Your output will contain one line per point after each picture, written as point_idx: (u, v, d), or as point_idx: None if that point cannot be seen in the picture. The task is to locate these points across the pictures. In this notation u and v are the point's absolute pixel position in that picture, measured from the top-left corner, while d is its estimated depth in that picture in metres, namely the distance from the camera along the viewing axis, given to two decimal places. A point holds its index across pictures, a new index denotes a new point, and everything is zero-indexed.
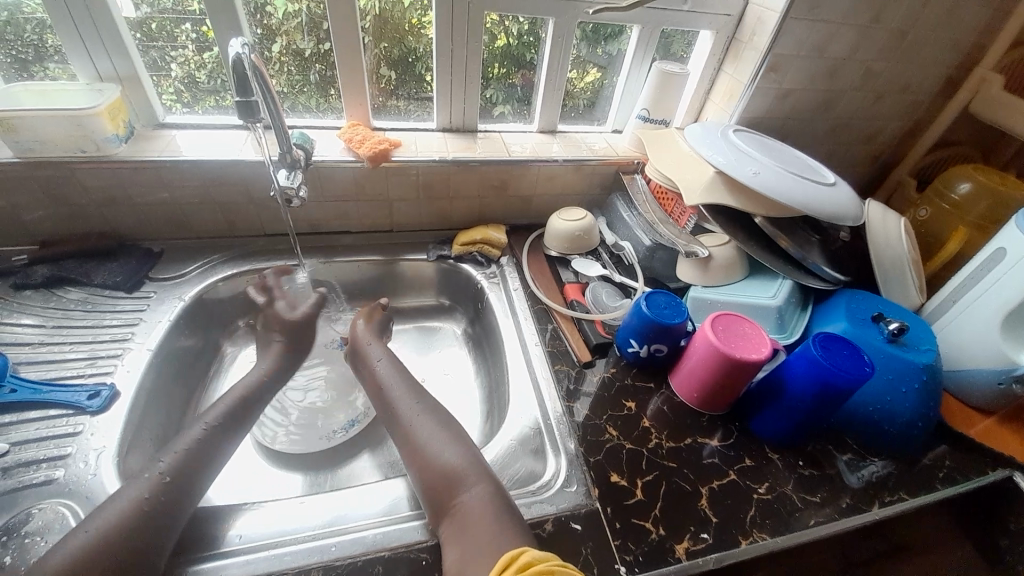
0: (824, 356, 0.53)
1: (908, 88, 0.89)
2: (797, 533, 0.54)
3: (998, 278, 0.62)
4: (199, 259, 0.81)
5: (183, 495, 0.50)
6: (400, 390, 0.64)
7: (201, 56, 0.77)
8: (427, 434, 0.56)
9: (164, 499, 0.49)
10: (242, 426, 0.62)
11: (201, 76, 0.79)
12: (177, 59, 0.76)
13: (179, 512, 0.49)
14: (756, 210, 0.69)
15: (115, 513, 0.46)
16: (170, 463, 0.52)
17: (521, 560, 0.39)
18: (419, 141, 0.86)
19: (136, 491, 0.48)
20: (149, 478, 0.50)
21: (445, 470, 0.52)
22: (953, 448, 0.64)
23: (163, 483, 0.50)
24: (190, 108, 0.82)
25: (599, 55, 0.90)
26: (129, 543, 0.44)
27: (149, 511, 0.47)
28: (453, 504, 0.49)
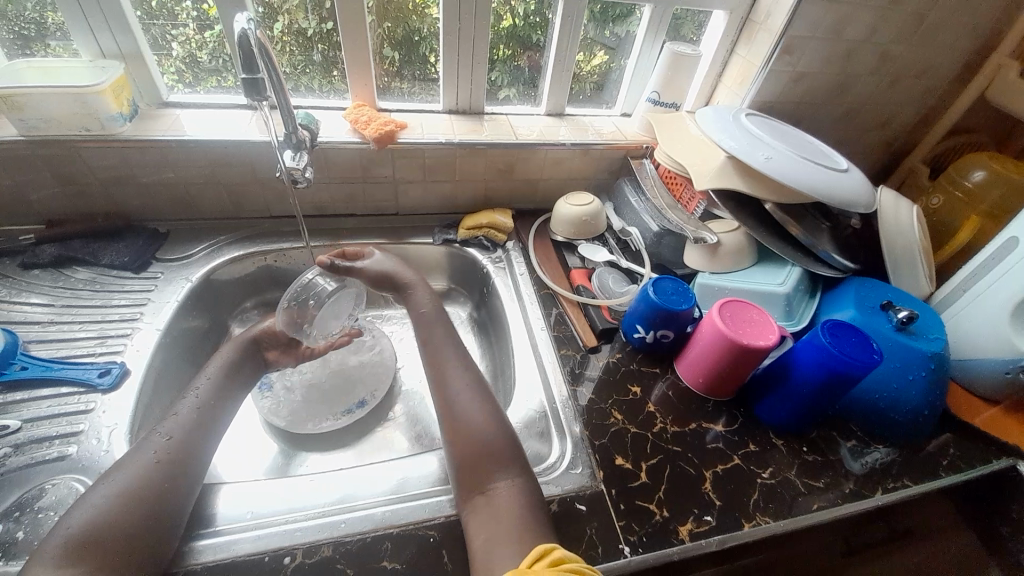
0: (832, 343, 0.53)
1: (925, 73, 0.87)
2: (799, 517, 0.54)
3: (1011, 268, 0.61)
4: (205, 240, 0.81)
5: (192, 458, 0.52)
6: (455, 361, 0.64)
7: (203, 35, 0.75)
8: (473, 412, 0.56)
9: (173, 460, 0.51)
10: (229, 404, 0.63)
11: (202, 55, 0.77)
12: (178, 37, 0.75)
13: (193, 474, 0.51)
14: (768, 196, 0.68)
15: (128, 474, 0.48)
16: (171, 428, 0.54)
17: (553, 554, 0.39)
18: (424, 123, 0.85)
19: (145, 460, 0.49)
20: (154, 447, 0.51)
21: (483, 448, 0.52)
22: (956, 435, 0.64)
23: (167, 446, 0.52)
24: (193, 88, 0.81)
25: (607, 37, 0.88)
26: (149, 502, 0.46)
27: (163, 470, 0.49)
28: (488, 484, 0.49)
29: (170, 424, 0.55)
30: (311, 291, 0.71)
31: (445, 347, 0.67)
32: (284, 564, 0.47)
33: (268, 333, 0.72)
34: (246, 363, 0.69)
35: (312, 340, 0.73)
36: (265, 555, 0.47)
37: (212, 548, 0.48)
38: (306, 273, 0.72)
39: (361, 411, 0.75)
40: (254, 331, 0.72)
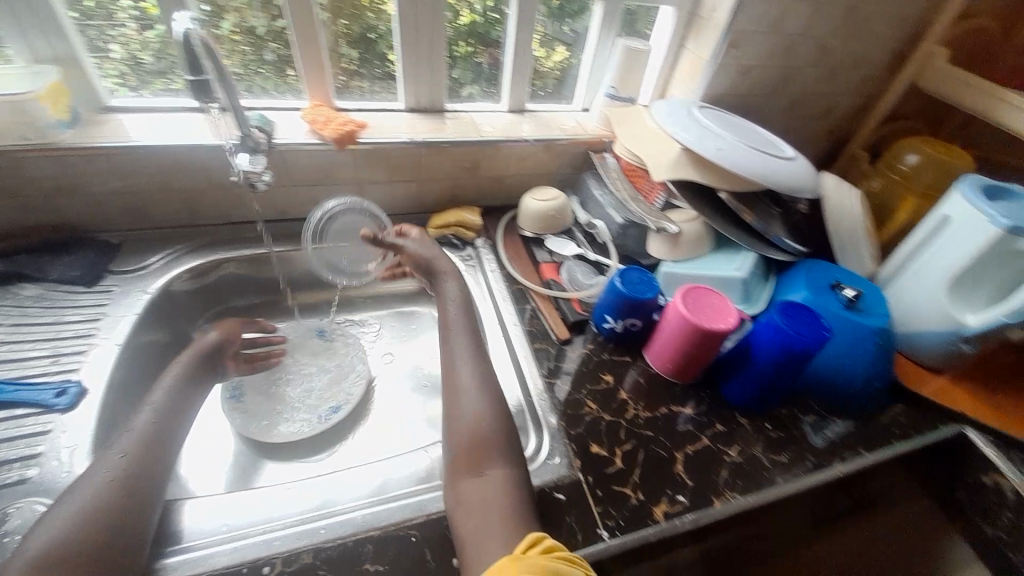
0: (787, 324, 0.56)
1: (861, 64, 0.92)
2: (764, 490, 0.57)
3: (943, 244, 0.66)
4: (161, 250, 0.77)
5: (151, 473, 0.50)
6: (466, 345, 0.64)
7: (145, 36, 0.72)
8: (474, 399, 0.57)
9: (133, 477, 0.49)
10: (186, 413, 0.61)
11: (145, 56, 0.73)
12: (118, 38, 0.71)
13: (152, 489, 0.49)
14: (722, 185, 0.71)
15: (83, 496, 0.45)
16: (126, 445, 0.52)
17: (544, 543, 0.39)
18: (386, 122, 0.84)
19: (99, 478, 0.47)
20: (109, 465, 0.49)
21: (478, 436, 0.53)
22: (902, 403, 0.69)
23: (125, 464, 0.49)
24: (137, 91, 0.76)
25: (566, 33, 0.90)
26: (107, 522, 0.44)
27: (124, 488, 0.47)
28: (480, 469, 0.50)
29: (122, 440, 0.52)
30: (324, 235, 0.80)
31: (458, 337, 0.65)
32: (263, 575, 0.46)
33: (224, 340, 0.71)
34: (203, 374, 0.67)
35: (342, 275, 0.84)
36: (242, 566, 0.46)
37: (185, 564, 0.46)
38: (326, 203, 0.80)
39: (337, 416, 0.74)
40: (214, 337, 0.71)
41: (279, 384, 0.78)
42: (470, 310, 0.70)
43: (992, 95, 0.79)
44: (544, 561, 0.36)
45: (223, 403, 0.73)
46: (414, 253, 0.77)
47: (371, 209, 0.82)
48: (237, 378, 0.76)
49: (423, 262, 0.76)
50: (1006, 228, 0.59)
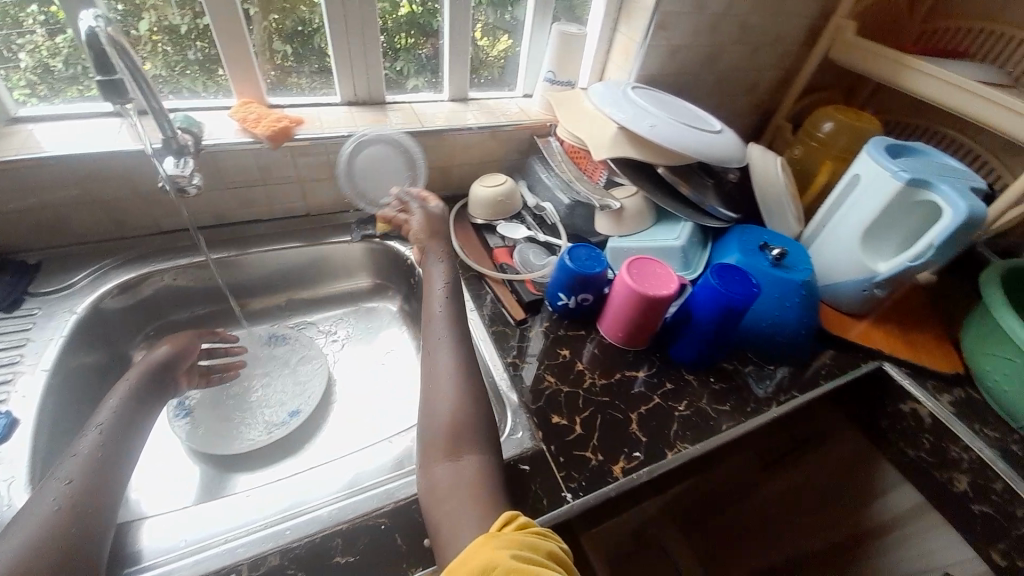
0: (721, 284, 0.60)
1: (778, 39, 0.99)
2: (712, 437, 0.62)
3: (855, 201, 0.72)
4: (87, 266, 0.72)
5: (100, 497, 0.48)
6: (443, 330, 0.60)
7: (54, 41, 0.67)
8: (451, 387, 0.54)
9: (83, 504, 0.47)
10: (138, 432, 0.58)
11: (56, 63, 0.68)
12: (25, 47, 0.66)
13: (103, 512, 0.47)
14: (658, 160, 0.74)
15: (28, 526, 0.43)
16: (71, 471, 0.49)
17: (519, 520, 0.40)
18: (324, 117, 0.82)
19: (44, 507, 0.45)
20: (54, 492, 0.46)
21: (453, 425, 0.51)
22: (829, 348, 0.76)
23: (72, 490, 0.47)
24: (50, 101, 0.71)
25: (507, 21, 0.92)
26: (57, 549, 0.42)
27: (74, 515, 0.45)
28: (457, 453, 0.49)
29: (68, 466, 0.49)
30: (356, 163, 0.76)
31: (443, 326, 0.61)
32: None
33: (176, 353, 0.69)
34: (151, 394, 0.64)
35: (369, 206, 0.79)
36: None
37: None
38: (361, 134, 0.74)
39: (298, 419, 0.74)
40: (162, 355, 0.67)
41: (234, 394, 0.76)
42: (457, 290, 0.66)
43: (896, 61, 0.87)
44: (521, 536, 0.38)
45: (171, 420, 0.70)
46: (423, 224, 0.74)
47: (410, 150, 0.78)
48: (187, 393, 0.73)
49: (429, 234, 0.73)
50: (907, 181, 0.65)
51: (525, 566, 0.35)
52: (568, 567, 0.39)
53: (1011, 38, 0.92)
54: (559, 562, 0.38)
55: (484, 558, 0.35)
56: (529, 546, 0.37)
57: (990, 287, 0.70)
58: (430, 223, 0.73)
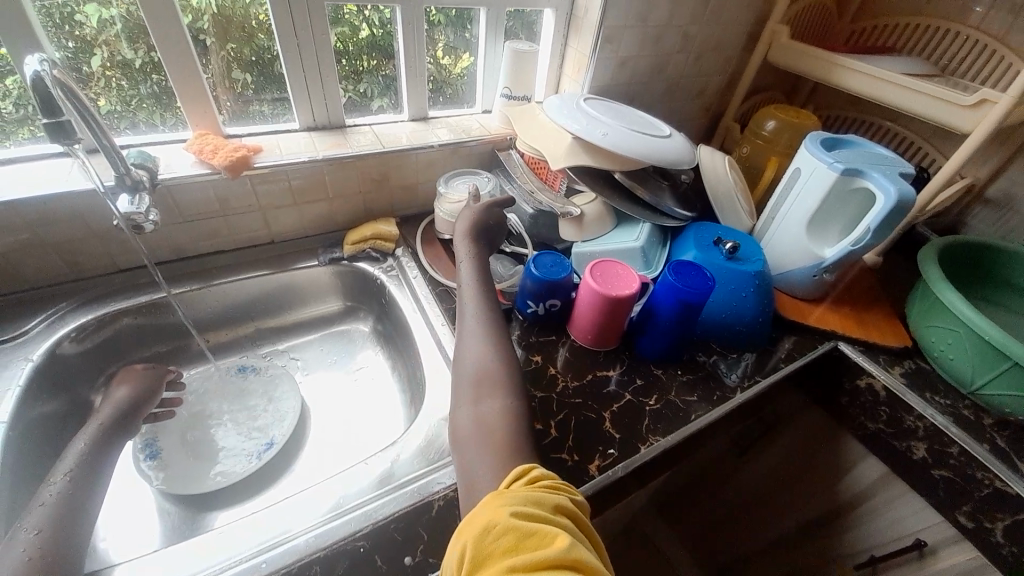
0: (677, 280, 0.63)
1: (720, 46, 1.04)
2: (682, 428, 0.64)
3: (799, 193, 0.77)
4: (40, 312, 0.70)
5: (70, 548, 0.48)
6: (477, 307, 0.64)
7: (3, 83, 0.66)
8: (478, 354, 0.58)
9: (50, 556, 0.46)
10: (105, 478, 0.57)
11: (5, 105, 0.67)
12: None
13: (71, 561, 0.47)
14: (612, 167, 0.77)
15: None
16: (38, 522, 0.48)
17: (532, 474, 0.41)
18: (283, 144, 0.82)
19: (11, 560, 0.44)
20: (19, 545, 0.45)
21: (478, 370, 0.56)
22: (788, 334, 0.80)
23: (39, 542, 0.46)
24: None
25: (466, 40, 0.94)
26: None
27: (41, 568, 0.44)
28: (478, 399, 0.53)
29: (33, 517, 0.49)
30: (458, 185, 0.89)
31: (482, 301, 0.64)
32: None
33: (140, 394, 0.67)
34: (118, 434, 0.63)
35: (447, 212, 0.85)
36: None
37: None
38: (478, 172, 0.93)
39: (271, 451, 0.72)
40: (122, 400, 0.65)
41: (205, 430, 0.75)
42: (485, 273, 0.69)
43: (827, 60, 0.93)
44: (526, 492, 0.38)
45: (136, 461, 0.68)
46: (479, 212, 0.75)
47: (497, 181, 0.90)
48: (149, 433, 0.72)
49: (480, 220, 0.74)
50: (842, 172, 0.69)
51: (520, 525, 0.34)
52: (579, 518, 0.38)
53: (935, 29, 0.99)
54: (569, 513, 0.38)
55: (485, 517, 0.36)
56: (531, 500, 0.37)
57: (928, 264, 0.76)
58: (481, 217, 0.74)
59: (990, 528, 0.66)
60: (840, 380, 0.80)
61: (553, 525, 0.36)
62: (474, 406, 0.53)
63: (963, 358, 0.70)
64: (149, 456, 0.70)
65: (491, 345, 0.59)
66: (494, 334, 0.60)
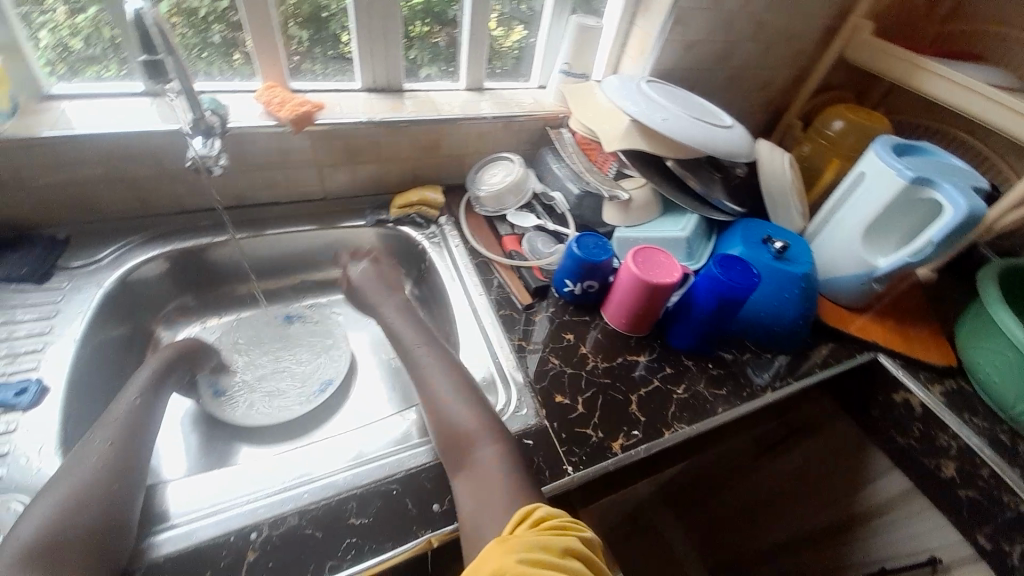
0: (723, 273, 0.62)
1: (794, 37, 0.99)
2: (707, 420, 0.65)
3: (860, 197, 0.74)
4: (113, 243, 0.76)
5: (133, 460, 0.52)
6: (437, 366, 0.62)
7: (75, 20, 0.69)
8: (458, 401, 0.58)
9: (117, 464, 0.50)
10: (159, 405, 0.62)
11: (76, 43, 0.71)
12: (46, 25, 0.68)
13: (137, 471, 0.52)
14: (666, 154, 0.76)
15: (72, 483, 0.47)
16: (109, 434, 0.54)
17: (534, 515, 0.43)
18: (343, 103, 0.84)
19: (86, 464, 0.49)
20: (94, 451, 0.51)
21: (460, 427, 0.55)
22: (829, 342, 0.78)
23: (110, 451, 0.51)
24: (68, 80, 0.74)
25: (522, 11, 0.93)
26: (94, 507, 0.46)
27: (109, 474, 0.49)
28: (468, 455, 0.53)
29: (103, 430, 0.54)
30: (487, 181, 0.91)
31: (441, 359, 0.64)
32: (253, 538, 0.50)
33: (200, 347, 0.73)
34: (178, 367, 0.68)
35: (490, 208, 0.89)
36: (230, 535, 0.50)
37: (174, 538, 0.49)
38: (500, 157, 0.93)
39: (332, 387, 0.80)
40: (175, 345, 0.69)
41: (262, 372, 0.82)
42: (416, 321, 0.73)
43: (908, 61, 0.88)
44: (532, 534, 0.40)
45: (203, 399, 0.75)
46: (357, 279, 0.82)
47: (523, 172, 0.88)
48: (213, 373, 0.78)
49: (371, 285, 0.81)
50: (910, 180, 0.66)
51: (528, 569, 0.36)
52: (589, 557, 0.40)
53: None
54: (577, 552, 0.39)
55: (492, 560, 0.37)
56: (541, 544, 0.38)
57: (987, 283, 0.72)
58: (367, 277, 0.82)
59: (1007, 552, 0.65)
60: (872, 392, 0.79)
61: (560, 567, 0.37)
62: (460, 445, 0.54)
63: (1009, 382, 0.68)
64: (217, 393, 0.77)
65: (470, 397, 0.58)
66: (469, 386, 0.60)
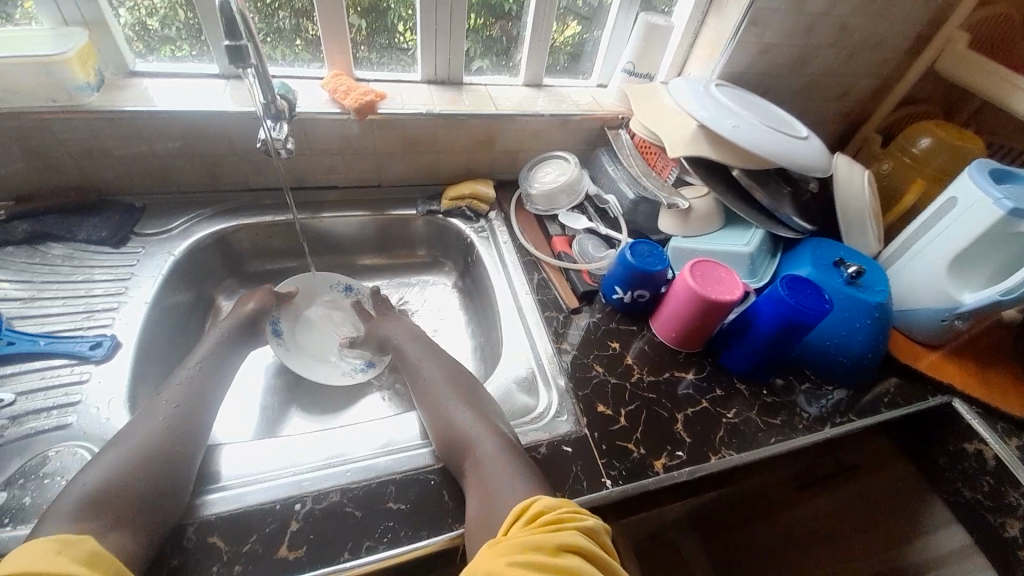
0: (790, 295, 0.59)
1: (882, 44, 0.92)
2: (758, 449, 0.61)
3: (948, 224, 0.67)
4: (182, 215, 0.80)
5: (193, 422, 0.54)
6: (434, 376, 0.63)
7: (152, 1, 0.72)
8: (456, 406, 0.57)
9: (181, 426, 0.52)
10: (224, 369, 0.64)
11: (153, 23, 0.75)
12: (126, 3, 0.72)
13: (199, 437, 0.53)
14: (735, 163, 0.72)
15: (136, 439, 0.49)
16: (175, 395, 0.56)
17: (530, 511, 0.41)
18: (404, 94, 0.85)
19: (152, 422, 0.52)
20: (161, 412, 0.53)
21: (457, 434, 0.54)
22: (898, 378, 0.73)
23: (175, 412, 0.54)
24: (145, 57, 0.78)
25: (579, 7, 0.89)
26: (156, 466, 0.48)
27: (172, 434, 0.51)
28: (468, 458, 0.52)
29: (173, 392, 0.56)
30: (539, 179, 0.89)
31: (439, 369, 0.64)
32: (297, 509, 0.51)
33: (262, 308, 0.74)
34: (246, 338, 0.70)
35: (540, 207, 0.88)
36: (276, 503, 0.51)
37: (223, 500, 0.51)
38: (552, 155, 0.91)
39: (371, 371, 0.79)
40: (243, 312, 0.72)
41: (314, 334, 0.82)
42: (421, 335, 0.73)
43: (1003, 77, 0.80)
44: (525, 534, 0.38)
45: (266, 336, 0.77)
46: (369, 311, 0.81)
47: (577, 173, 0.86)
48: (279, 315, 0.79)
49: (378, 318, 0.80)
50: (1009, 211, 0.60)
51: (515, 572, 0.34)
52: (588, 548, 0.37)
53: None
54: (575, 547, 0.37)
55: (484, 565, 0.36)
56: (535, 544, 0.37)
57: None
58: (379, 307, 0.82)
59: None
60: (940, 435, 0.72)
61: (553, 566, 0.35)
62: (457, 451, 0.53)
63: None
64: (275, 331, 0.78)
65: (469, 403, 0.58)
66: (467, 393, 0.60)
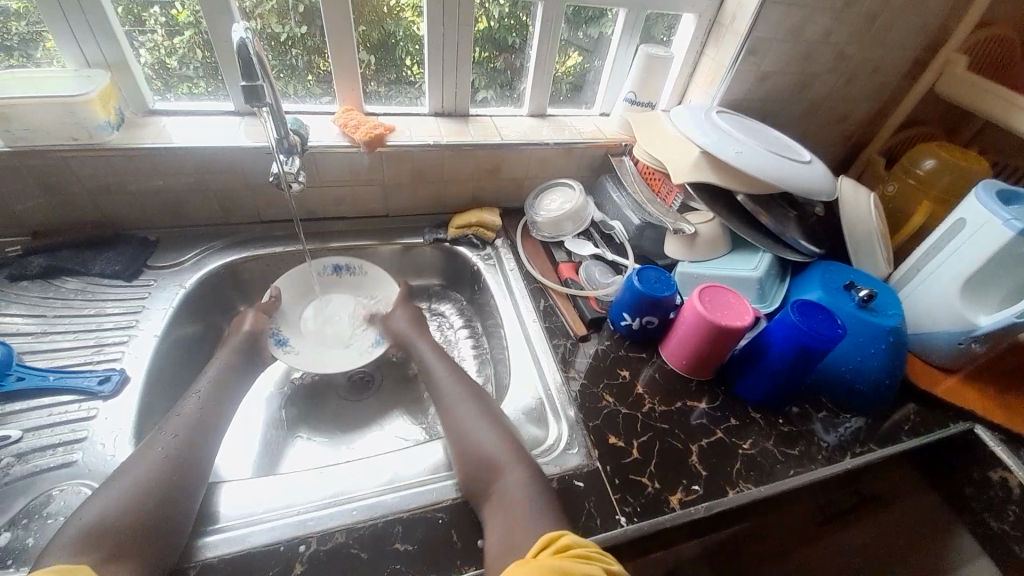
0: (802, 321, 0.58)
1: (879, 69, 0.93)
2: (777, 482, 0.59)
3: (958, 246, 0.67)
4: (194, 247, 0.81)
5: (194, 454, 0.53)
6: (458, 394, 0.63)
7: (172, 42, 0.76)
8: (480, 428, 0.57)
9: (180, 459, 0.52)
10: (227, 399, 0.63)
11: (172, 62, 0.78)
12: (146, 44, 0.75)
13: (200, 472, 0.52)
14: (740, 188, 0.72)
15: (136, 475, 0.48)
16: (177, 427, 0.55)
17: (558, 542, 0.40)
18: (411, 126, 0.87)
19: (153, 456, 0.51)
20: (162, 445, 0.52)
21: (484, 455, 0.54)
22: (917, 404, 0.71)
23: (175, 445, 0.53)
24: (163, 95, 0.81)
25: (582, 38, 0.92)
26: (153, 503, 0.47)
27: (170, 467, 0.50)
28: (494, 482, 0.52)
29: (175, 423, 0.56)
30: (544, 206, 0.90)
31: (461, 387, 0.64)
32: (301, 551, 0.49)
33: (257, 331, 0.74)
34: (247, 362, 0.70)
35: (547, 234, 0.88)
36: (281, 544, 0.50)
37: (225, 542, 0.50)
38: (558, 182, 0.92)
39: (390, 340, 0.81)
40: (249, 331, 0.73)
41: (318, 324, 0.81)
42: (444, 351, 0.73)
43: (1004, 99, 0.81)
44: (552, 559, 0.37)
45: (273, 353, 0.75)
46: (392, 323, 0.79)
47: (582, 200, 0.87)
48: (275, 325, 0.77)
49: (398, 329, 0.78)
50: (1020, 232, 0.59)
51: None
52: None
53: None
54: None
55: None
56: (562, 569, 0.36)
57: None
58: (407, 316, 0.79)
59: None
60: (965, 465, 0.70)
61: None
62: (482, 473, 0.53)
63: None
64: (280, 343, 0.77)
65: (494, 424, 0.58)
66: (491, 413, 0.60)
